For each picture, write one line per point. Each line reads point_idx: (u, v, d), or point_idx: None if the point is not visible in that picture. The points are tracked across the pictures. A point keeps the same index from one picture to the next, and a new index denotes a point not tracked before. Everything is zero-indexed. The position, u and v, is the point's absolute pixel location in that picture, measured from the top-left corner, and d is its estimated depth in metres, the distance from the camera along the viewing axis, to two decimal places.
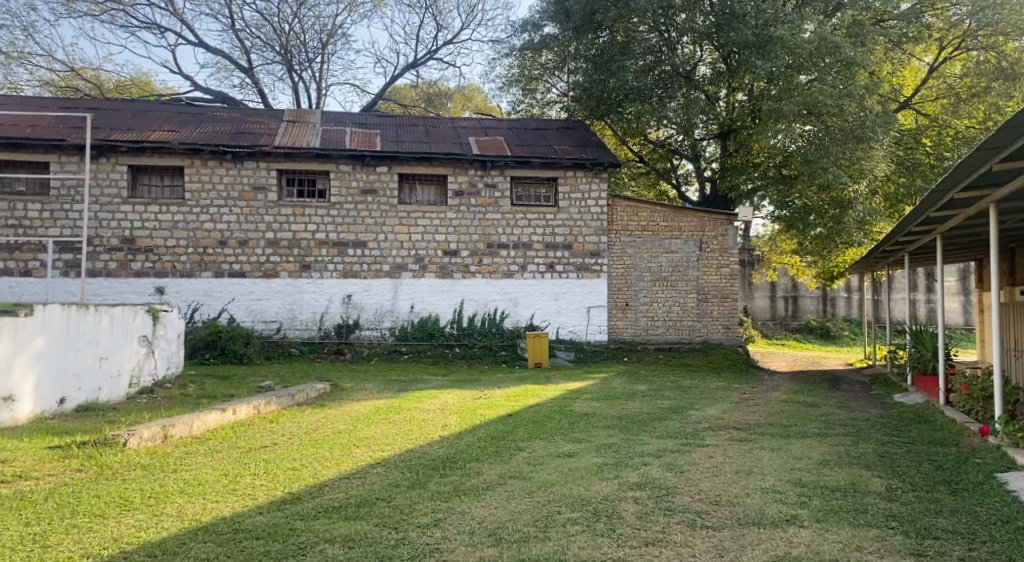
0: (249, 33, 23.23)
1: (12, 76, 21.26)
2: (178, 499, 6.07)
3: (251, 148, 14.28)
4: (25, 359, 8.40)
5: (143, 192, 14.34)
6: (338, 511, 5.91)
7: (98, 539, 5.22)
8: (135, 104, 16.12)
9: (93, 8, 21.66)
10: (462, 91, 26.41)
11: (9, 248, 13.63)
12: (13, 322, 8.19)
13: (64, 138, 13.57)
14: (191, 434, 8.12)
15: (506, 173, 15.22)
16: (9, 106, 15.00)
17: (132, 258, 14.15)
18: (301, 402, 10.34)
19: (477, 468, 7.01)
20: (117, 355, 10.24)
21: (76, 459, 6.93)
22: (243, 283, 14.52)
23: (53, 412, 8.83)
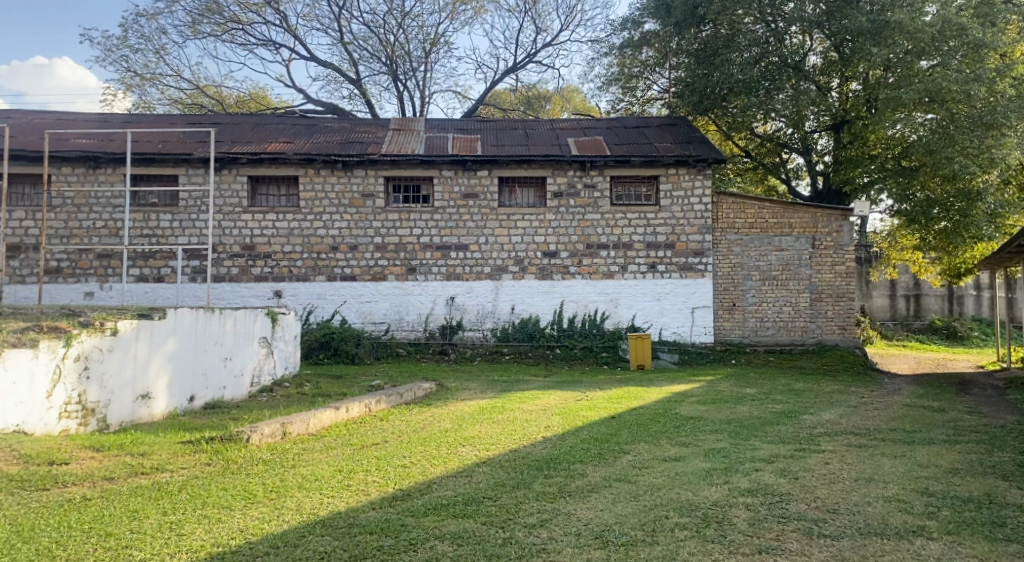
0: (356, 45, 23.97)
1: (144, 96, 22.71)
2: (296, 493, 6.34)
3: (360, 156, 14.77)
4: (160, 359, 8.98)
5: (261, 201, 15.02)
6: (446, 509, 6.03)
7: (226, 529, 5.51)
8: (253, 118, 16.92)
9: (216, 29, 22.85)
10: (562, 92, 26.39)
11: (143, 256, 14.54)
12: (149, 324, 8.78)
13: (190, 152, 14.41)
14: (307, 432, 8.45)
15: (606, 173, 15.14)
16: (141, 124, 16.03)
17: (252, 264, 14.84)
18: (409, 401, 10.59)
19: (582, 470, 7.01)
20: (240, 356, 10.78)
21: (205, 453, 7.34)
22: (354, 286, 15.01)
23: (184, 410, 9.38)
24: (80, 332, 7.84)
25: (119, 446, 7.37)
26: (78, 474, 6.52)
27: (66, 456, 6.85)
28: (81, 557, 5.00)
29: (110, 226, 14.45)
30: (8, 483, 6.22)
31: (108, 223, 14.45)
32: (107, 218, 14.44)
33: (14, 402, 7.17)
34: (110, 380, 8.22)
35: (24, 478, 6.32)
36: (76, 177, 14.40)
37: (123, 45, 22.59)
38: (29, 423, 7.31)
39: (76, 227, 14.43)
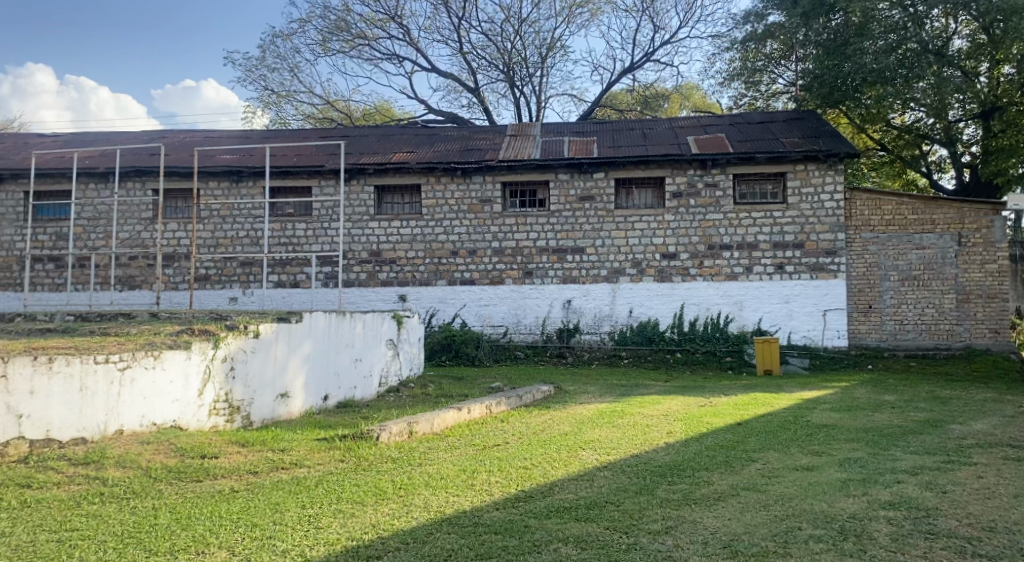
0: (476, 54, 24.38)
1: (280, 113, 23.92)
2: (423, 491, 6.49)
3: (479, 162, 15.00)
4: (297, 360, 9.44)
5: (386, 209, 15.51)
6: (569, 512, 6.02)
7: (359, 524, 5.70)
8: (379, 129, 17.51)
9: (344, 45, 23.79)
10: (681, 90, 25.92)
11: (280, 263, 15.31)
12: (287, 327, 9.25)
13: (322, 164, 15.08)
14: (432, 431, 8.65)
15: (728, 171, 14.75)
16: (277, 139, 16.91)
17: (379, 270, 15.33)
18: (528, 403, 10.66)
19: (707, 477, 6.83)
20: (369, 357, 11.18)
21: (338, 450, 7.65)
22: (473, 289, 15.25)
23: (319, 408, 9.81)
24: (227, 334, 8.35)
25: (261, 442, 7.78)
26: (227, 468, 6.92)
27: (215, 451, 7.27)
28: (230, 545, 5.29)
29: (251, 236, 15.30)
30: (166, 474, 6.67)
31: (249, 233, 15.31)
32: (248, 228, 15.30)
33: (171, 399, 7.68)
34: (254, 379, 8.69)
35: (180, 470, 6.77)
36: (222, 191, 15.33)
37: (261, 65, 23.84)
38: (185, 419, 7.80)
39: (222, 236, 15.35)
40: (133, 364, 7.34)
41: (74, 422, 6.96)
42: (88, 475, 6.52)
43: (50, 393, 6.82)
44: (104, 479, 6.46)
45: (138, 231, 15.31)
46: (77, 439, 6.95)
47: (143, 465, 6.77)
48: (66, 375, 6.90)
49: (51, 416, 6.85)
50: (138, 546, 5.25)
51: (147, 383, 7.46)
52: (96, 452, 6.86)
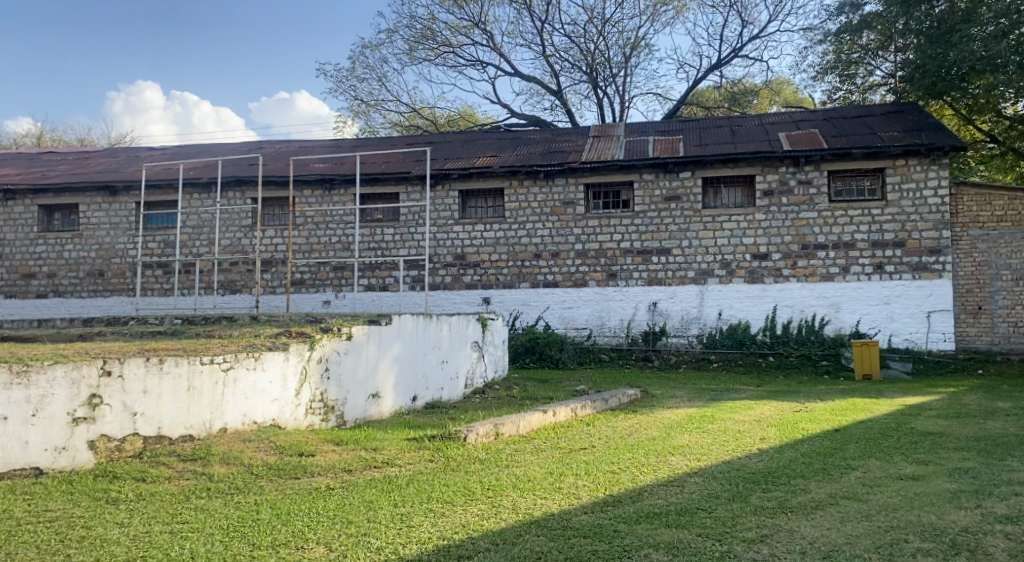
0: (559, 56, 24.35)
1: (370, 122, 24.46)
2: (511, 493, 6.47)
3: (562, 165, 14.94)
4: (387, 362, 9.67)
5: (471, 213, 15.63)
6: (659, 517, 5.89)
7: (450, 523, 5.73)
8: (463, 134, 17.67)
9: (430, 53, 24.13)
10: (770, 86, 25.24)
11: (370, 268, 15.63)
12: (377, 329, 9.50)
13: (408, 170, 15.32)
14: (518, 433, 8.64)
15: (822, 168, 14.24)
16: (367, 146, 17.29)
17: (464, 273, 15.45)
18: (614, 406, 10.53)
19: (804, 485, 6.57)
20: (455, 359, 11.31)
21: (427, 450, 7.72)
22: (556, 292, 15.18)
23: (408, 409, 10.01)
24: (322, 336, 8.62)
25: (355, 440, 7.94)
26: (322, 465, 7.07)
27: (312, 449, 7.45)
28: (327, 541, 5.39)
29: (343, 241, 15.68)
30: (267, 471, 6.86)
31: (341, 238, 15.69)
32: (340, 233, 15.70)
33: (270, 398, 7.93)
34: (347, 380, 8.92)
35: (280, 466, 6.96)
36: (316, 199, 15.77)
37: (350, 76, 24.40)
38: (283, 417, 8.04)
39: (316, 242, 15.78)
40: (235, 365, 7.61)
41: (183, 420, 7.21)
42: (196, 470, 6.77)
43: (161, 392, 7.09)
44: (210, 475, 6.70)
45: (239, 238, 15.90)
46: (185, 435, 7.20)
47: (245, 462, 6.99)
48: (175, 375, 7.17)
49: (162, 414, 7.10)
50: (241, 539, 5.41)
51: (249, 384, 7.73)
52: (203, 449, 7.11)
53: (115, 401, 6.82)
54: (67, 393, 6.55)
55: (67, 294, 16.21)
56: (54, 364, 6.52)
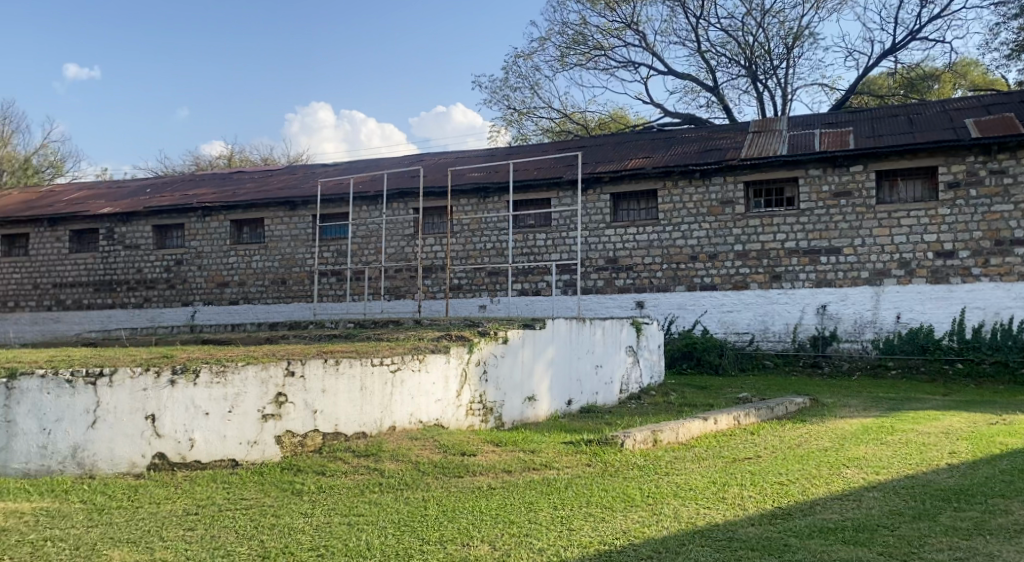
0: (715, 52, 23.65)
1: (522, 130, 24.77)
2: (673, 500, 6.28)
3: (719, 163, 14.47)
4: (542, 365, 9.80)
5: (623, 216, 15.45)
6: (834, 533, 5.51)
7: (611, 528, 5.63)
8: (616, 137, 17.51)
9: (582, 58, 24.13)
10: (953, 68, 23.33)
11: (524, 272, 15.79)
12: (532, 333, 9.65)
13: (560, 175, 15.36)
14: (678, 440, 8.40)
15: (1018, 156, 13.00)
16: (521, 154, 17.51)
17: (617, 276, 15.27)
18: (781, 415, 10.03)
19: (1004, 506, 5.95)
20: (610, 364, 11.24)
21: (585, 454, 7.68)
22: (714, 295, 14.68)
23: (563, 413, 10.07)
24: (480, 340, 8.82)
25: (513, 442, 8.01)
26: (484, 465, 7.17)
27: (474, 449, 7.57)
28: (491, 539, 5.44)
29: (498, 247, 15.94)
30: (433, 468, 7.04)
31: (496, 245, 15.96)
32: (495, 240, 15.97)
33: (434, 399, 8.18)
34: (504, 382, 9.10)
35: (444, 465, 7.12)
36: (471, 207, 16.14)
37: (504, 85, 24.80)
38: (446, 418, 8.28)
39: (472, 249, 16.16)
40: (402, 367, 7.89)
41: (357, 418, 7.55)
42: (368, 466, 7.05)
43: (337, 391, 7.46)
44: (382, 471, 6.95)
45: (402, 247, 16.56)
46: (359, 433, 7.53)
47: (413, 459, 7.20)
48: (349, 376, 7.52)
49: (339, 412, 7.46)
50: (412, 534, 5.55)
51: (415, 384, 7.99)
52: (374, 445, 7.40)
53: (298, 399, 7.27)
54: (256, 391, 7.12)
55: (254, 301, 17.45)
56: (246, 365, 7.10)
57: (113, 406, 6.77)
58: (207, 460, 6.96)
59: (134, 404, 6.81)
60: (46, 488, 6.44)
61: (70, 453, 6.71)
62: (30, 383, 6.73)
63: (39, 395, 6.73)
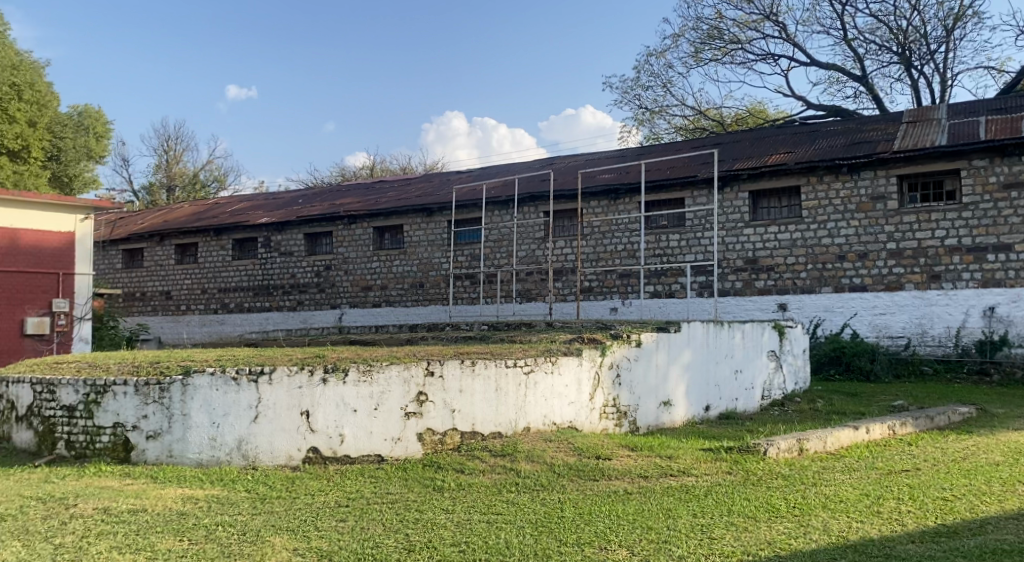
0: (863, 40, 22.39)
1: (655, 129, 24.38)
2: (822, 513, 5.95)
3: (868, 156, 13.69)
4: (677, 369, 9.58)
5: (763, 215, 14.89)
6: (1009, 556, 5.03)
7: (754, 539, 5.40)
8: (754, 132, 16.88)
9: (718, 53, 23.48)
10: None
11: (657, 274, 15.50)
12: (667, 337, 9.45)
13: (695, 174, 14.98)
14: (826, 450, 7.97)
15: None
16: (655, 153, 17.22)
17: (756, 277, 14.73)
18: (944, 425, 9.31)
19: None
20: (750, 368, 10.84)
21: (725, 462, 7.42)
22: (865, 297, 13.87)
23: (701, 419, 9.80)
24: (613, 343, 8.73)
25: (649, 448, 7.85)
26: (620, 470, 7.07)
27: (609, 453, 7.47)
28: (630, 544, 5.34)
29: (630, 249, 15.73)
30: (568, 471, 7.01)
31: (627, 246, 15.75)
32: (626, 241, 15.78)
33: (567, 401, 8.16)
34: (639, 386, 8.96)
35: (580, 468, 7.07)
36: (602, 209, 16.03)
37: (635, 85, 24.49)
38: (580, 420, 8.25)
39: (603, 250, 16.04)
40: (535, 368, 7.92)
41: (493, 417, 7.65)
42: (505, 466, 7.10)
43: (474, 391, 7.58)
44: (518, 471, 6.99)
45: (534, 250, 16.66)
46: (495, 433, 7.63)
47: (548, 461, 7.20)
48: (485, 377, 7.62)
49: (475, 412, 7.58)
50: (550, 535, 5.53)
51: (548, 386, 8.00)
52: (510, 445, 7.46)
53: (437, 399, 7.44)
54: (399, 390, 7.34)
55: (395, 303, 18.05)
56: (389, 365, 7.33)
57: (273, 403, 7.16)
58: (355, 455, 7.23)
59: (290, 401, 7.18)
60: (216, 477, 6.88)
61: (236, 445, 7.15)
62: (200, 381, 7.19)
63: (209, 392, 7.18)
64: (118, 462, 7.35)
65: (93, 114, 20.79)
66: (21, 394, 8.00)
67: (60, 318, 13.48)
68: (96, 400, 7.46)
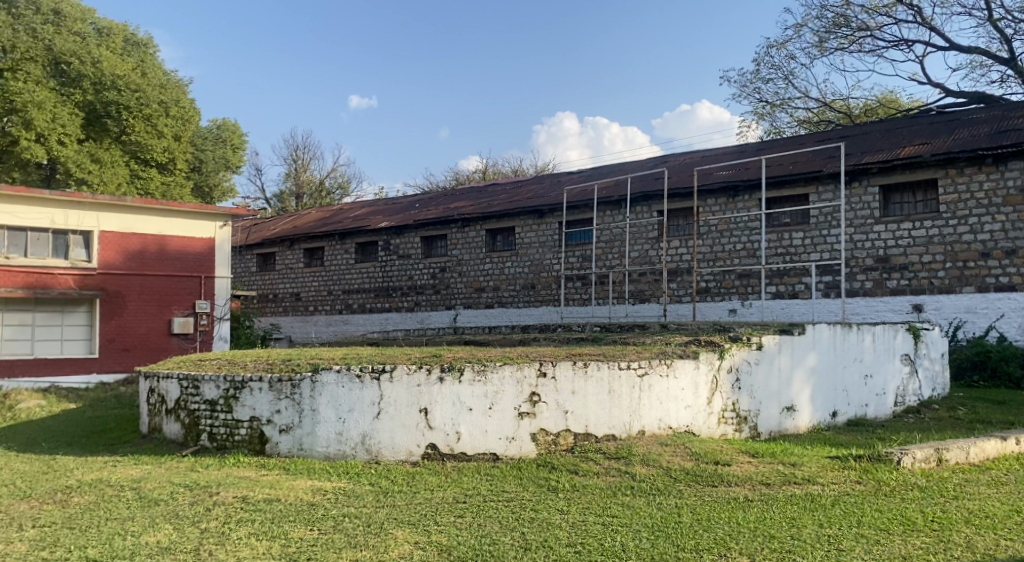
0: (1009, 19, 20.85)
1: (776, 123, 23.58)
2: (965, 528, 5.57)
3: (1016, 146, 12.76)
4: (801, 374, 9.20)
5: (895, 210, 14.11)
6: None
7: (888, 554, 5.11)
8: (885, 123, 16.03)
9: (844, 42, 22.46)
10: None
11: (779, 274, 14.96)
12: (790, 340, 9.09)
13: (820, 169, 14.37)
14: (969, 461, 7.46)
15: None
16: (776, 148, 16.64)
17: (888, 277, 13.97)
18: None
19: None
20: (882, 373, 10.30)
21: (854, 471, 7.07)
22: (1013, 297, 12.92)
23: (826, 425, 9.40)
24: (732, 345, 8.48)
25: (771, 454, 7.58)
26: (740, 476, 6.84)
27: (727, 459, 7.26)
28: (751, 553, 5.17)
29: (749, 249, 15.27)
30: (685, 476, 6.85)
31: (746, 246, 15.30)
32: (746, 241, 15.32)
33: (683, 405, 8.00)
34: (759, 390, 8.67)
35: (697, 473, 6.91)
36: (719, 207, 15.63)
37: (755, 78, 23.74)
38: (697, 424, 8.06)
39: (720, 250, 15.64)
40: (650, 371, 7.79)
41: (607, 420, 7.58)
42: (619, 469, 7.02)
43: (587, 393, 7.53)
44: (633, 474, 6.90)
45: (648, 250, 16.42)
46: (609, 435, 7.57)
47: (664, 465, 7.07)
48: (598, 378, 7.56)
49: (589, 414, 7.53)
50: (667, 539, 5.44)
51: (663, 389, 7.87)
52: (625, 448, 7.38)
53: (551, 399, 7.44)
54: (513, 390, 7.39)
55: (508, 304, 18.21)
56: (503, 365, 7.39)
57: (393, 400, 7.35)
58: (471, 452, 7.33)
59: (409, 398, 7.35)
60: (342, 470, 7.14)
61: (360, 440, 7.39)
62: (328, 377, 7.46)
63: (335, 389, 7.45)
64: (254, 454, 7.75)
65: (229, 127, 21.98)
66: (169, 388, 8.55)
67: (203, 318, 14.35)
68: (234, 395, 7.89)
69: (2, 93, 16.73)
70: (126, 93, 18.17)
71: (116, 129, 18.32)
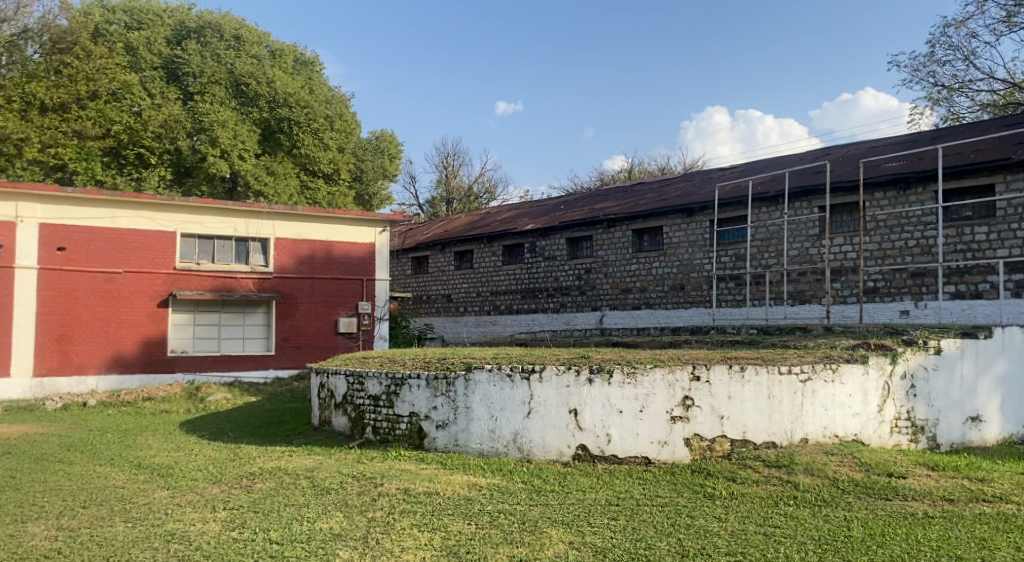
0: None
1: (953, 109, 21.78)
2: None
3: None
4: (988, 381, 8.39)
5: None
6: None
7: None
8: None
9: None
10: None
11: (960, 272, 13.79)
12: (974, 344, 8.32)
13: (1009, 156, 13.12)
14: None
15: None
16: (955, 136, 15.34)
17: None
18: None
19: None
20: None
21: None
22: None
23: (1018, 438, 8.54)
24: (906, 350, 7.86)
25: (954, 467, 6.94)
26: (918, 490, 6.31)
27: (903, 471, 6.71)
28: None
29: (924, 245, 14.18)
30: (854, 487, 6.40)
31: (921, 242, 14.21)
32: (919, 236, 14.23)
33: (851, 413, 7.49)
34: (938, 398, 7.99)
35: (868, 484, 6.43)
36: (888, 201, 14.60)
37: (930, 61, 22.01)
38: (867, 433, 7.52)
39: (890, 247, 14.60)
40: (813, 376, 7.36)
41: (766, 427, 7.21)
42: (781, 477, 6.66)
43: (745, 398, 7.20)
44: (796, 484, 6.52)
45: (807, 248, 15.57)
46: (769, 442, 7.20)
47: (830, 475, 6.64)
48: (757, 383, 7.22)
49: (747, 419, 7.20)
50: (837, 554, 5.09)
51: (828, 396, 7.40)
52: (786, 456, 7.00)
53: (705, 404, 7.17)
54: (665, 393, 7.17)
55: (656, 306, 17.83)
56: (654, 367, 7.19)
57: (543, 400, 7.33)
58: (622, 455, 7.17)
59: (559, 399, 7.30)
60: (496, 467, 7.20)
61: (512, 438, 7.43)
62: (480, 376, 7.55)
63: (488, 387, 7.52)
64: (413, 448, 7.97)
65: (387, 138, 22.92)
66: (337, 384, 8.95)
67: (365, 318, 14.98)
68: (395, 391, 8.15)
69: (192, 114, 18.26)
70: (297, 109, 19.43)
71: (287, 143, 19.52)
